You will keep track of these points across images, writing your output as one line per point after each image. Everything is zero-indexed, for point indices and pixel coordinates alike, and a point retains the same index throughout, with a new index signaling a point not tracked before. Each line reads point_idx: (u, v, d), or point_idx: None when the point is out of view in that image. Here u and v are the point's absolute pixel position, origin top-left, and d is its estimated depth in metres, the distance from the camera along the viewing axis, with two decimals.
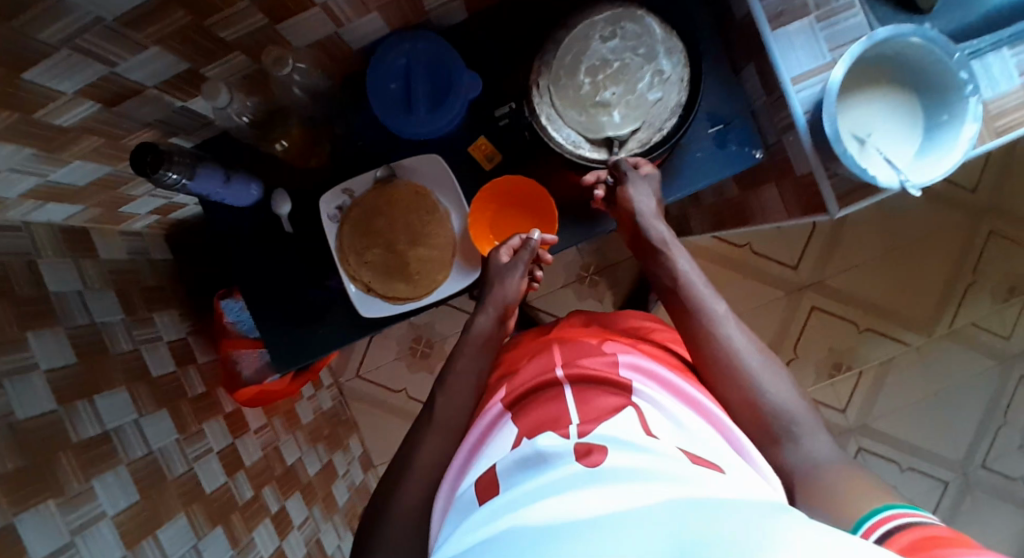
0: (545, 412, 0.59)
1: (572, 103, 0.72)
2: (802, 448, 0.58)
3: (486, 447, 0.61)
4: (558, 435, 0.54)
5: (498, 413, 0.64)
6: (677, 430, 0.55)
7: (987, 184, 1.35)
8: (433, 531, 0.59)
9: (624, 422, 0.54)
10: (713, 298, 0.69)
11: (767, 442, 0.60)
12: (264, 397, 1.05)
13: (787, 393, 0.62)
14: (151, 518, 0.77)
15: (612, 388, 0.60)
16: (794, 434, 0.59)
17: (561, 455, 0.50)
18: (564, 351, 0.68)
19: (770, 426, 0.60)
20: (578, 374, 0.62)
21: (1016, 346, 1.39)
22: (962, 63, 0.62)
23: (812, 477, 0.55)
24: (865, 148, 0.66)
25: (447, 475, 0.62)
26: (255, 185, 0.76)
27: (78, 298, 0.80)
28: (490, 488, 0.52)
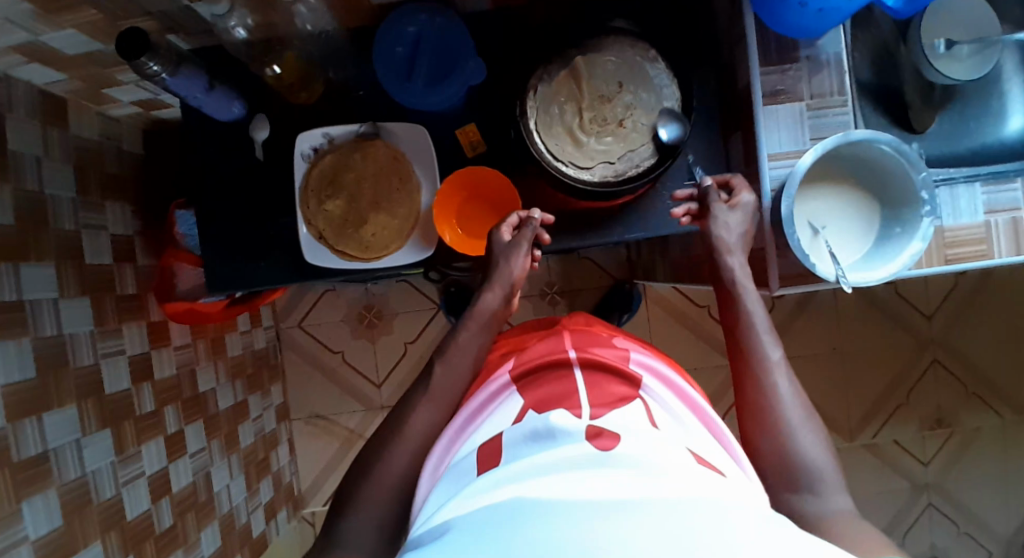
0: (553, 389, 0.62)
1: (564, 117, 0.74)
2: (824, 504, 0.56)
3: (488, 414, 0.64)
4: (570, 414, 0.56)
5: (503, 384, 0.67)
6: (682, 433, 0.58)
7: (942, 315, 1.42)
8: (419, 494, 0.61)
9: (630, 413, 0.57)
10: (770, 343, 0.66)
11: (785, 488, 0.58)
12: (193, 315, 1.02)
13: (819, 447, 0.59)
14: (41, 400, 0.76)
15: (621, 379, 0.64)
16: (815, 486, 0.57)
17: (569, 433, 0.52)
18: (576, 337, 0.72)
19: (792, 477, 0.58)
20: (585, 358, 0.66)
21: (930, 475, 1.44)
22: (925, 183, 0.65)
23: (833, 530, 0.53)
24: (817, 238, 0.69)
25: (439, 442, 0.65)
26: (237, 104, 0.77)
27: (35, 163, 0.80)
28: (490, 460, 0.53)
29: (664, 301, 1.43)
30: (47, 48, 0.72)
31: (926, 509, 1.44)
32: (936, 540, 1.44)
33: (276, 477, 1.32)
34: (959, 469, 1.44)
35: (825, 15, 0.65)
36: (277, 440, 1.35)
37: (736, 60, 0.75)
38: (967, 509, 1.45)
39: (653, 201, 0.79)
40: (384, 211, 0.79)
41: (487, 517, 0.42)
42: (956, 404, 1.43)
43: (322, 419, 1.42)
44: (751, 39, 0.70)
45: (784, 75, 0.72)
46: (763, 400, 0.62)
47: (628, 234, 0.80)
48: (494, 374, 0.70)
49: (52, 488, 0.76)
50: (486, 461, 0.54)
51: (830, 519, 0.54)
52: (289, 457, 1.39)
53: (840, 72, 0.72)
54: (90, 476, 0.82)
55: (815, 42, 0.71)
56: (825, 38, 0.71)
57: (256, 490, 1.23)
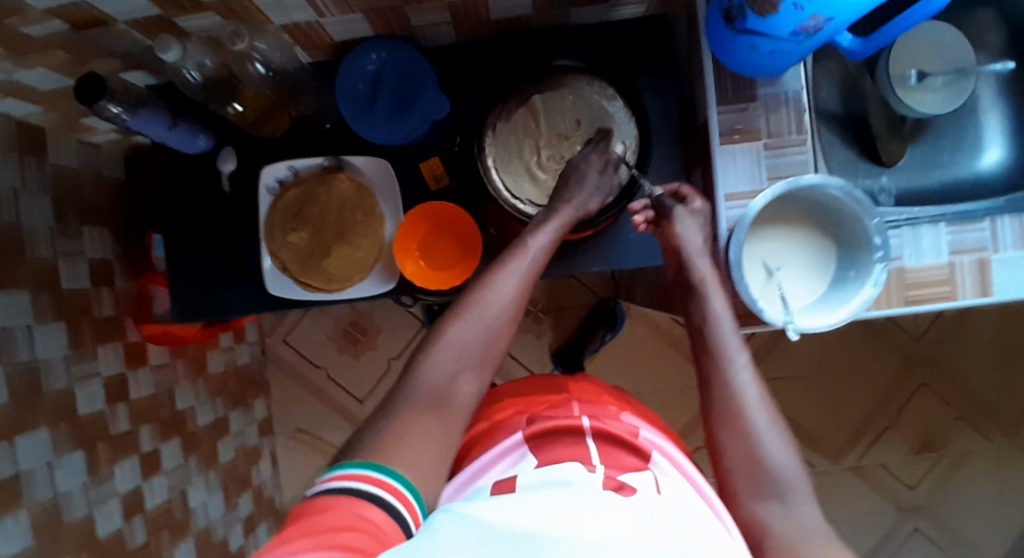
0: (561, 453, 0.62)
1: (522, 155, 0.74)
2: (793, 509, 0.56)
3: (492, 475, 0.63)
4: (584, 468, 0.57)
5: (512, 443, 0.66)
6: (683, 496, 0.56)
7: (931, 337, 1.40)
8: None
9: (639, 479, 0.57)
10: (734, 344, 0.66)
11: (755, 494, 0.58)
12: (168, 337, 1.03)
13: (787, 454, 0.60)
14: (13, 426, 0.78)
15: (631, 449, 0.63)
16: (785, 493, 0.57)
17: (589, 480, 0.53)
18: (584, 407, 0.71)
19: (764, 481, 0.58)
20: (599, 428, 0.65)
21: (917, 499, 1.42)
22: (878, 228, 0.64)
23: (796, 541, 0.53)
24: (770, 280, 0.68)
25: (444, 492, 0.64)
26: (202, 137, 0.78)
27: (10, 193, 0.82)
28: (507, 488, 0.56)
29: (647, 320, 1.43)
30: (17, 85, 0.74)
31: (913, 532, 1.42)
32: None
33: (257, 492, 1.34)
34: (946, 494, 1.42)
35: (779, 57, 0.65)
36: (261, 454, 1.37)
37: (696, 96, 0.75)
38: (954, 533, 1.43)
39: (613, 236, 0.80)
40: (348, 244, 0.80)
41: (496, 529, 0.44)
42: (944, 428, 1.41)
43: (307, 434, 1.43)
44: (710, 76, 0.70)
45: (742, 113, 0.71)
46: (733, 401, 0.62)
47: (593, 267, 0.80)
48: (502, 429, 0.70)
49: (24, 510, 0.78)
50: (502, 490, 0.56)
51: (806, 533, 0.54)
52: (272, 471, 1.41)
53: (799, 109, 0.71)
54: (62, 497, 0.84)
55: (774, 79, 0.71)
56: (785, 75, 0.71)
57: (236, 504, 1.25)
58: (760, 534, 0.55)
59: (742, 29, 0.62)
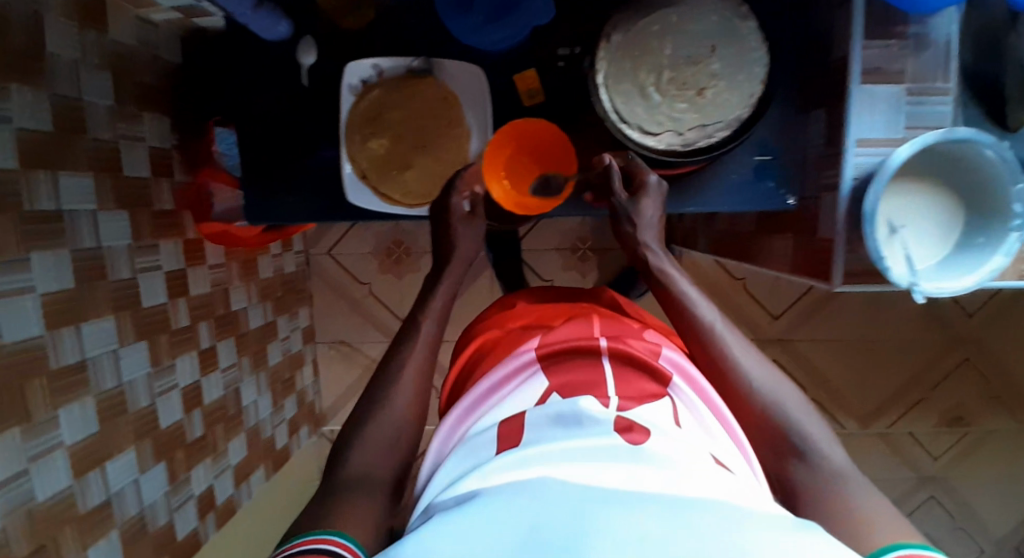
0: (578, 376, 0.58)
1: (636, 75, 0.66)
2: (815, 467, 0.57)
3: (500, 398, 0.61)
4: (598, 402, 0.54)
5: (519, 363, 0.62)
6: (705, 438, 0.55)
7: (983, 315, 1.37)
8: (423, 472, 0.63)
9: (659, 413, 0.54)
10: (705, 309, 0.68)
11: (776, 444, 0.59)
12: (227, 237, 1.04)
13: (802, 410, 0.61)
14: (77, 311, 0.76)
15: (652, 376, 0.59)
16: (799, 441, 0.59)
17: (598, 423, 0.50)
18: (604, 324, 0.68)
19: (785, 446, 0.59)
20: (616, 348, 0.61)
21: (937, 469, 1.43)
22: (1020, 195, 0.61)
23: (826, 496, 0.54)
24: (893, 237, 0.64)
25: (448, 417, 0.64)
26: (284, 23, 0.72)
27: (72, 67, 0.76)
28: (512, 438, 0.51)
29: (698, 269, 1.37)
30: None
31: (926, 500, 1.44)
32: (930, 531, 1.45)
33: (300, 395, 1.36)
34: (967, 467, 1.43)
35: None
36: (304, 359, 1.38)
37: (831, 29, 0.68)
38: (968, 507, 1.44)
39: (715, 173, 0.73)
40: (430, 155, 0.76)
41: (517, 493, 0.42)
42: (977, 405, 1.41)
43: (347, 346, 1.44)
44: (857, 5, 0.63)
45: (885, 51, 0.65)
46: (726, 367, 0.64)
47: (683, 208, 0.75)
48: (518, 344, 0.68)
49: (89, 396, 0.77)
50: (507, 437, 0.52)
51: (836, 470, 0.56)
52: (313, 377, 1.42)
53: (947, 55, 0.65)
54: (126, 387, 0.83)
55: (928, 17, 0.64)
56: (938, 15, 0.64)
57: (281, 406, 1.27)
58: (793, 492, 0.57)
59: None
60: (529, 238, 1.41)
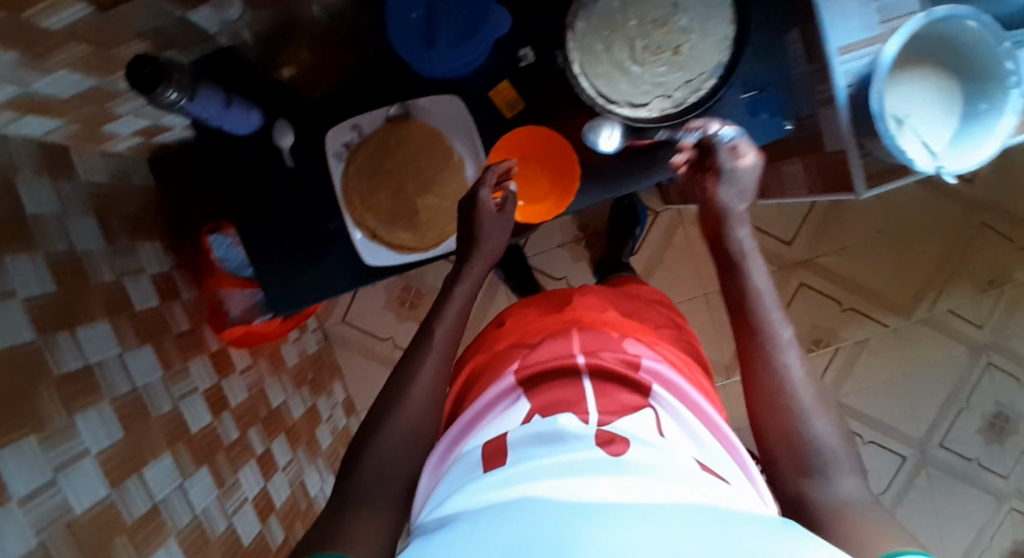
0: (559, 393, 0.59)
1: (608, 56, 0.67)
2: (835, 489, 0.49)
3: (485, 424, 0.60)
4: (578, 418, 0.54)
5: (505, 388, 0.63)
6: (688, 444, 0.54)
7: (984, 177, 1.38)
8: (422, 485, 0.57)
9: (638, 422, 0.54)
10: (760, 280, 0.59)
11: (788, 456, 0.51)
12: (252, 337, 1.00)
13: (837, 432, 0.52)
14: (135, 457, 0.74)
15: (631, 388, 0.60)
16: (825, 472, 0.50)
17: (580, 436, 0.50)
18: (584, 338, 0.67)
19: (805, 462, 0.50)
20: (594, 365, 0.61)
21: (988, 336, 1.44)
22: (1010, 53, 0.61)
23: (840, 518, 0.46)
24: (903, 129, 0.64)
25: (437, 447, 0.61)
26: (255, 113, 0.72)
27: (57, 222, 0.75)
28: (496, 459, 0.51)
29: (702, 221, 1.39)
30: (40, 97, 0.66)
31: (987, 368, 1.45)
32: (1000, 397, 1.45)
33: None
34: (1015, 326, 1.44)
35: None
36: (352, 434, 1.36)
37: None
38: None
39: (712, 123, 0.74)
40: (433, 194, 0.75)
41: (495, 514, 0.41)
42: (1008, 261, 1.41)
43: None
44: None
45: None
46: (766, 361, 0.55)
47: None
48: (501, 367, 0.69)
49: (171, 536, 0.75)
50: (490, 459, 0.51)
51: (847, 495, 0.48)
52: None
53: None
54: (201, 516, 0.82)
55: None
56: None
57: None
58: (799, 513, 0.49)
59: None
60: (533, 243, 1.41)
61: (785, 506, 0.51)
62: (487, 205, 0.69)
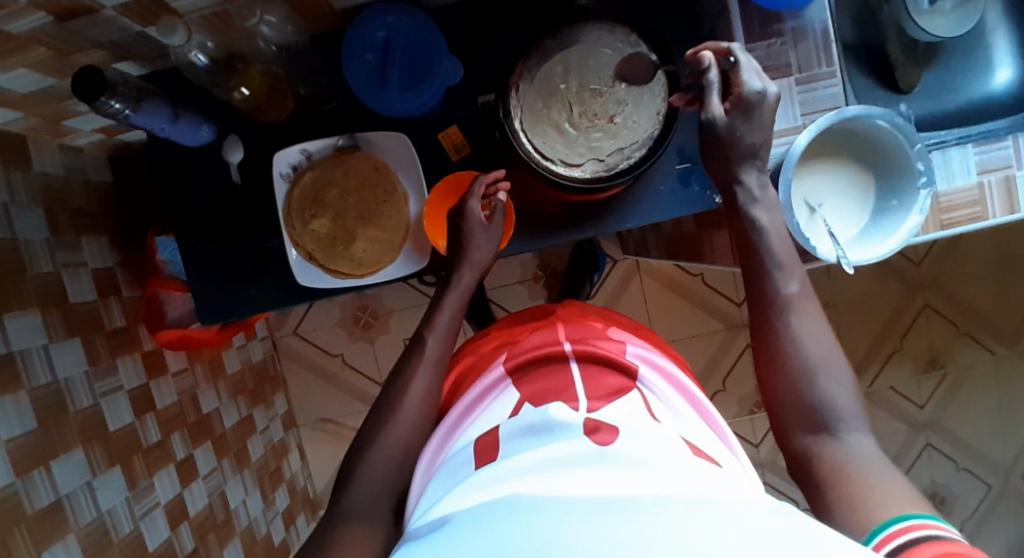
0: (549, 383, 0.58)
1: (547, 117, 0.71)
2: (844, 443, 0.55)
3: (483, 410, 0.60)
4: (568, 408, 0.52)
5: (497, 378, 0.62)
6: (680, 427, 0.55)
7: (931, 261, 1.43)
8: (416, 485, 0.58)
9: (626, 405, 0.54)
10: (784, 276, 0.63)
11: (805, 429, 0.57)
12: (187, 342, 1.02)
13: (842, 385, 0.58)
14: (45, 450, 0.74)
15: (618, 370, 0.60)
16: (836, 426, 0.56)
17: (567, 426, 0.49)
18: (569, 329, 0.67)
19: (815, 416, 0.57)
20: (581, 352, 0.62)
21: (927, 416, 1.47)
22: (921, 154, 0.65)
23: (849, 470, 0.52)
24: (813, 217, 0.68)
25: (433, 436, 0.62)
26: (205, 127, 0.75)
27: (1, 210, 0.76)
28: (488, 455, 0.50)
29: (658, 273, 1.42)
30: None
31: (925, 448, 1.47)
32: (936, 477, 1.48)
33: (290, 484, 1.33)
34: (953, 408, 1.47)
35: None
36: (288, 447, 1.36)
37: (718, 37, 0.72)
38: (962, 445, 1.48)
39: (645, 189, 0.78)
40: (373, 225, 0.77)
41: (481, 508, 0.39)
42: (949, 344, 1.46)
43: (330, 423, 1.42)
44: (734, 13, 0.68)
45: (769, 50, 0.70)
46: (783, 350, 0.60)
47: (623, 225, 0.79)
48: (489, 362, 0.67)
49: (72, 534, 0.75)
50: (483, 456, 0.50)
51: (861, 460, 0.52)
52: (300, 463, 1.40)
53: (827, 40, 0.69)
54: (107, 515, 0.81)
55: (799, 11, 0.69)
56: (811, 8, 0.69)
57: (272, 499, 1.24)
58: (808, 465, 0.55)
59: None
60: (491, 277, 1.43)
61: (798, 465, 0.56)
62: (476, 216, 0.72)
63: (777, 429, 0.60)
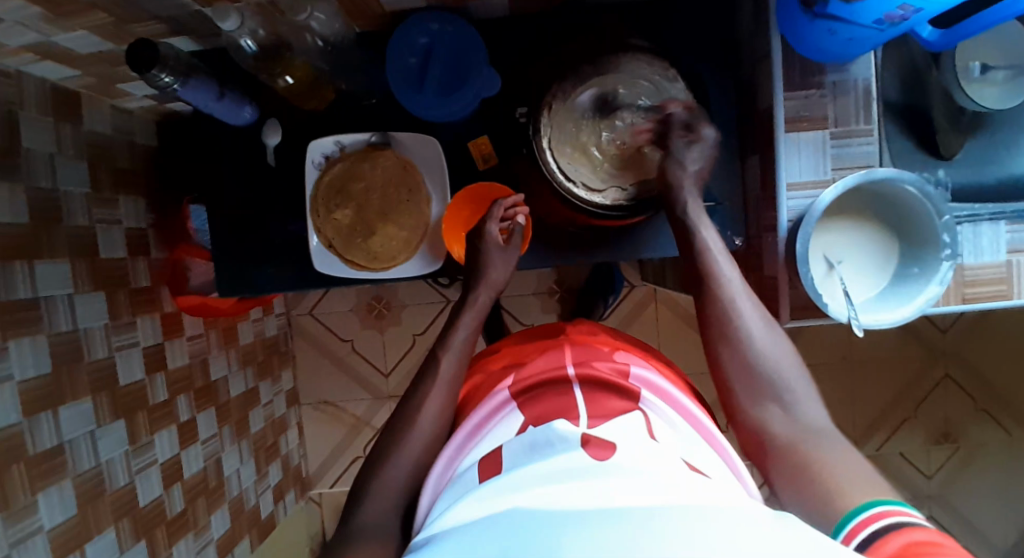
0: (551, 402, 0.56)
1: (574, 140, 0.72)
2: (794, 416, 0.57)
3: (487, 429, 0.57)
4: (570, 422, 0.50)
5: (503, 399, 0.60)
6: (681, 444, 0.51)
7: (957, 331, 1.39)
8: (421, 508, 0.56)
9: (627, 424, 0.50)
10: (726, 263, 0.65)
11: (756, 404, 0.59)
12: (206, 308, 1.07)
13: (783, 357, 0.60)
14: (55, 394, 0.77)
15: (618, 393, 0.57)
16: (788, 400, 0.58)
17: (566, 439, 0.46)
18: (575, 352, 0.65)
19: (765, 393, 0.59)
20: (584, 374, 0.59)
21: (933, 488, 1.42)
22: (948, 226, 0.64)
23: (795, 455, 0.54)
24: (830, 274, 0.68)
25: (442, 455, 0.59)
26: (248, 108, 0.77)
27: (47, 161, 0.80)
28: (492, 469, 0.48)
29: (673, 305, 1.41)
30: (60, 48, 0.71)
31: (926, 519, 1.42)
32: None
33: (284, 460, 1.36)
34: (961, 484, 1.42)
35: (855, 44, 0.62)
36: (287, 424, 1.38)
37: (758, 82, 0.72)
38: (966, 523, 1.43)
39: (666, 222, 0.79)
40: (393, 223, 0.78)
41: (485, 526, 0.37)
42: (964, 418, 1.41)
43: (331, 405, 1.45)
44: (777, 60, 0.67)
45: (808, 100, 0.68)
46: (728, 329, 0.61)
47: (640, 255, 0.80)
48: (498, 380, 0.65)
49: (68, 478, 0.77)
50: (485, 473, 0.48)
51: (804, 432, 0.56)
52: (297, 441, 1.42)
53: (868, 98, 0.69)
54: (104, 466, 0.84)
55: (843, 65, 0.68)
56: (856, 63, 0.68)
57: (265, 472, 1.27)
58: (762, 439, 0.57)
59: (821, 14, 0.59)
60: (507, 285, 1.44)
61: (753, 443, 0.58)
62: (493, 238, 0.75)
63: (729, 406, 0.61)
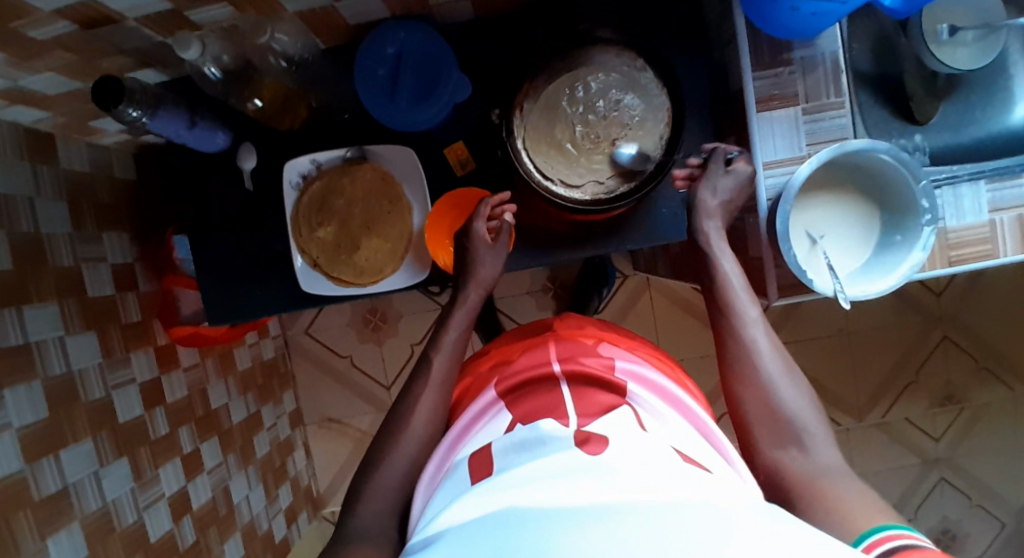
0: (543, 400, 0.56)
1: (548, 137, 0.72)
2: (811, 457, 0.57)
3: (477, 429, 0.57)
4: (558, 422, 0.50)
5: (491, 399, 0.60)
6: (670, 435, 0.52)
7: (952, 292, 1.40)
8: (414, 511, 0.55)
9: (619, 419, 0.50)
10: (748, 301, 0.67)
11: (774, 443, 0.59)
12: (198, 338, 1.04)
13: (802, 401, 0.61)
14: (55, 438, 0.77)
15: (608, 388, 0.57)
16: (805, 442, 0.58)
17: (557, 437, 0.47)
18: (561, 347, 0.64)
19: (784, 432, 0.59)
20: (571, 370, 0.59)
21: (941, 450, 1.42)
22: (926, 192, 0.64)
23: (817, 499, 0.53)
24: (814, 248, 0.68)
25: (432, 456, 0.59)
26: (221, 134, 0.77)
27: (27, 204, 0.79)
28: (484, 468, 0.48)
29: (667, 291, 1.41)
30: (28, 91, 0.70)
31: (938, 482, 1.43)
32: (948, 513, 1.43)
33: (293, 481, 1.36)
34: (969, 444, 1.43)
35: (818, 19, 0.62)
36: (293, 445, 1.38)
37: (728, 64, 0.72)
38: (977, 483, 1.43)
39: (647, 211, 0.79)
40: (377, 236, 0.78)
41: (479, 527, 0.37)
42: (966, 378, 1.42)
43: (335, 422, 1.45)
44: (743, 41, 0.67)
45: (778, 78, 0.68)
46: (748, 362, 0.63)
47: (624, 246, 0.80)
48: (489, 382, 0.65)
49: (75, 521, 0.77)
50: (477, 471, 0.48)
51: (822, 471, 0.56)
52: (305, 460, 1.42)
53: (837, 71, 0.69)
54: (111, 505, 0.84)
55: (810, 40, 0.68)
56: (822, 37, 0.68)
57: (275, 495, 1.27)
58: (778, 481, 0.57)
59: None
60: (501, 287, 1.44)
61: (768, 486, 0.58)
62: (482, 236, 0.74)
63: (746, 446, 0.62)
